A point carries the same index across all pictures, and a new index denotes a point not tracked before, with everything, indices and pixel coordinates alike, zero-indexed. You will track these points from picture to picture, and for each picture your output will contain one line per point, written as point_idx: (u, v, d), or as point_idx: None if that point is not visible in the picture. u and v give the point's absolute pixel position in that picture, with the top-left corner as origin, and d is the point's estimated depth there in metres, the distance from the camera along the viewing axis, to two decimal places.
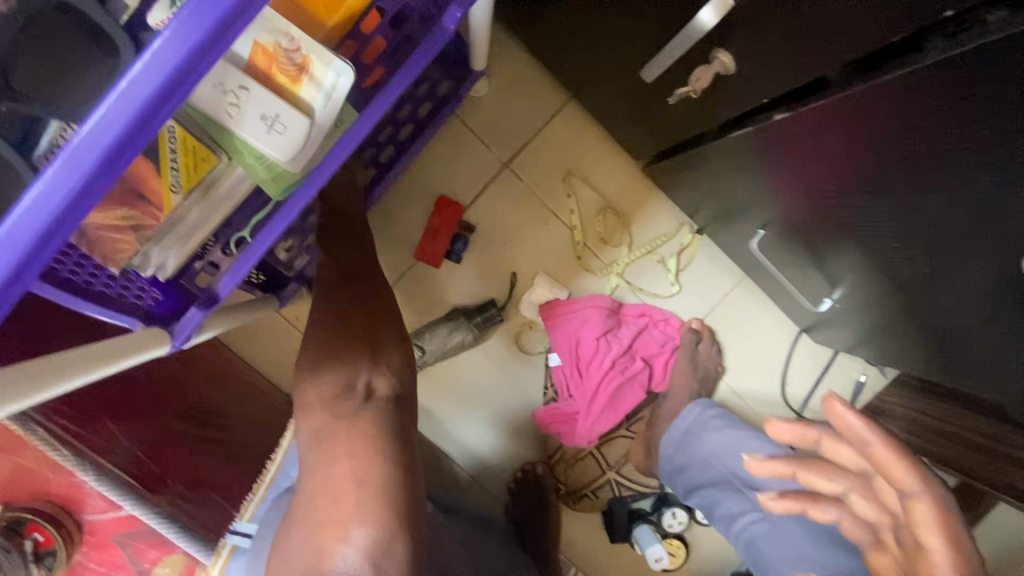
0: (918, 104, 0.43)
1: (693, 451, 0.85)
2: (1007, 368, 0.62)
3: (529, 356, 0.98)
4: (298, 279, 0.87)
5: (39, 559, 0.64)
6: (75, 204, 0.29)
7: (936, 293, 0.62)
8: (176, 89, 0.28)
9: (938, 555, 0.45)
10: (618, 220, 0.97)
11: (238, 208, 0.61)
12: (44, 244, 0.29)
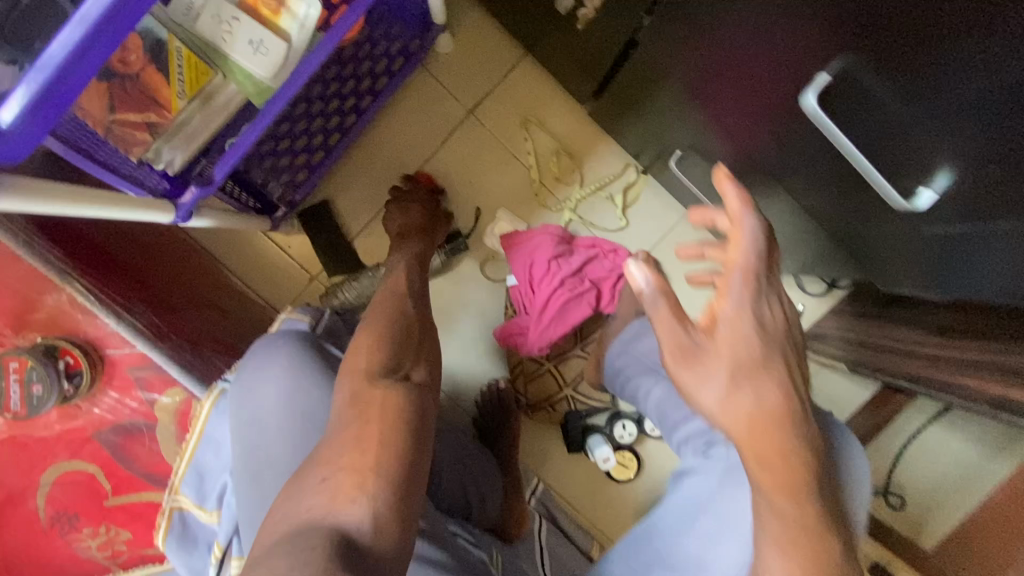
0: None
1: (628, 348, 0.96)
2: (873, 246, 0.72)
3: (492, 282, 1.11)
4: (288, 207, 1.03)
5: (69, 379, 0.66)
6: (102, 25, 0.44)
7: (809, 183, 0.72)
8: None
9: (732, 273, 0.46)
10: (570, 160, 1.10)
11: (233, 118, 0.76)
12: (97, 48, 0.44)
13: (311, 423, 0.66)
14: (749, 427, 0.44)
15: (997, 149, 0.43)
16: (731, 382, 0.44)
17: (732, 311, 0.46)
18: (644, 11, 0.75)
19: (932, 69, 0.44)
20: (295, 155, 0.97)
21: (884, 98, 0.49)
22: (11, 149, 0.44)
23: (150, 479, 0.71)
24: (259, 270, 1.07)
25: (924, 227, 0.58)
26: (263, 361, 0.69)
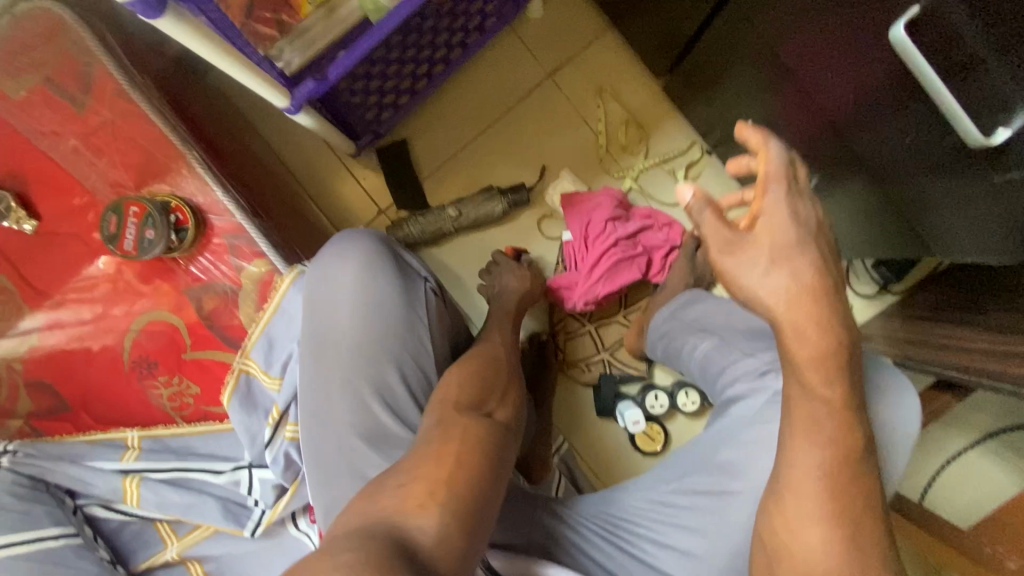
0: None
1: (680, 313, 0.92)
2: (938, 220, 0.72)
3: (546, 238, 1.16)
4: (373, 137, 1.10)
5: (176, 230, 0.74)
6: None
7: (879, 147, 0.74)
8: None
9: (770, 184, 0.48)
10: (638, 131, 1.15)
11: (348, 33, 0.82)
12: None
13: (385, 309, 0.70)
14: (787, 300, 0.46)
15: None
16: (770, 263, 0.46)
17: (783, 207, 0.47)
18: None
19: None
20: (389, 93, 1.04)
21: (974, 27, 0.50)
22: None
23: (227, 341, 0.77)
24: (332, 197, 1.14)
25: (991, 177, 0.59)
26: (343, 247, 0.72)
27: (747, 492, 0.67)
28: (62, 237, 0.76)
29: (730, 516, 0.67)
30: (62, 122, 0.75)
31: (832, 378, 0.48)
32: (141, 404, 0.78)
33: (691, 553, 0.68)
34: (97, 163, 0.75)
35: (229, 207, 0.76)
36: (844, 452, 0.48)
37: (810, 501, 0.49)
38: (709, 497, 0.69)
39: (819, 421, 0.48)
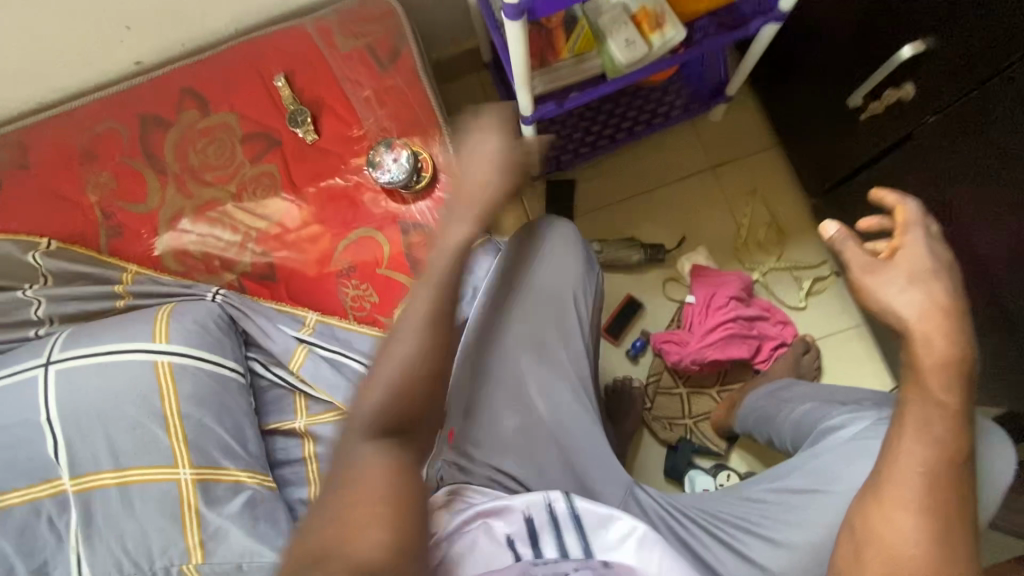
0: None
1: (785, 388, 1.00)
2: None
3: (667, 299, 1.27)
4: (551, 167, 1.30)
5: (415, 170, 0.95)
6: None
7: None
8: None
9: (908, 231, 0.66)
10: (777, 236, 1.27)
11: (584, 81, 1.05)
12: None
13: (564, 300, 0.79)
14: (922, 313, 0.63)
15: None
16: (908, 283, 0.64)
17: (917, 248, 0.65)
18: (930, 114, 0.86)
19: None
20: (582, 139, 1.27)
21: None
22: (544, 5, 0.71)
23: (414, 269, 0.93)
24: (498, 204, 1.33)
25: None
26: (543, 236, 0.81)
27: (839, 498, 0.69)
28: (327, 154, 0.98)
29: (820, 516, 0.70)
30: (365, 77, 0.99)
31: (945, 388, 0.62)
32: (329, 295, 0.94)
33: (781, 543, 0.69)
34: (376, 112, 0.98)
35: (457, 173, 0.96)
36: (941, 465, 0.61)
37: (910, 489, 0.61)
38: (803, 496, 0.71)
39: (933, 420, 0.62)
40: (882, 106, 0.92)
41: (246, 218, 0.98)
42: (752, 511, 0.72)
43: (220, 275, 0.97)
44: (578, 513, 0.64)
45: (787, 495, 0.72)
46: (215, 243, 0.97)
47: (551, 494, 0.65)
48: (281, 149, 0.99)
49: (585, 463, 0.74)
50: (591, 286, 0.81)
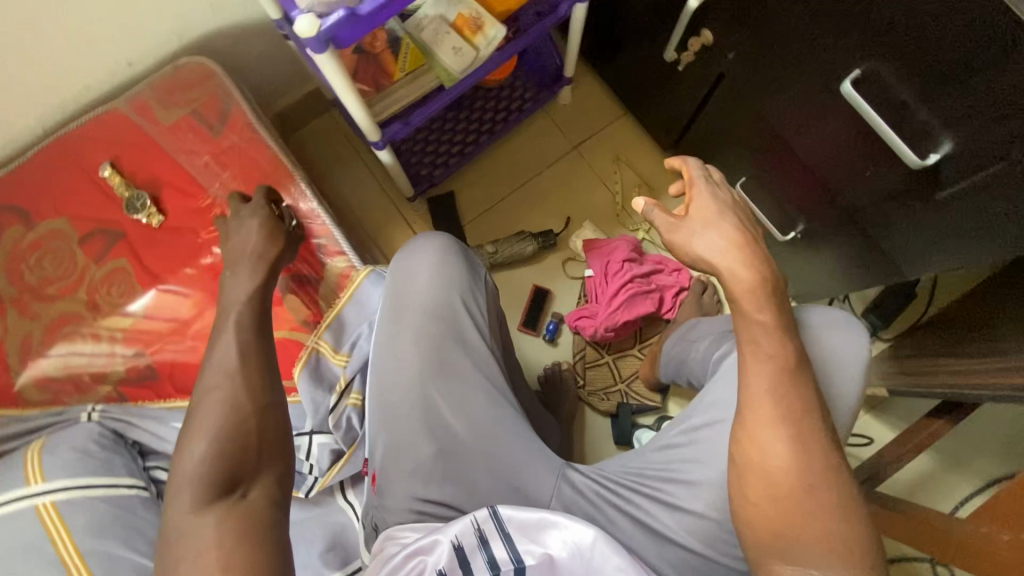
0: (805, 24, 0.77)
1: (687, 334, 1.07)
2: (896, 245, 0.88)
3: (570, 279, 1.31)
4: (426, 185, 1.30)
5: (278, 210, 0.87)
6: None
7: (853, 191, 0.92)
8: None
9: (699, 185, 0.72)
10: (649, 192, 1.36)
11: (425, 95, 1.07)
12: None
13: (454, 308, 0.79)
14: (723, 253, 0.67)
15: (985, 102, 0.63)
16: (706, 230, 0.69)
17: (709, 199, 0.71)
18: (730, 50, 0.93)
19: (933, 49, 0.65)
20: (446, 151, 1.30)
21: (897, 82, 0.70)
22: (348, 32, 0.70)
23: (305, 323, 0.89)
24: (385, 235, 1.31)
25: (934, 198, 0.76)
26: (418, 251, 0.81)
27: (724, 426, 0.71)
28: (180, 232, 0.92)
29: (717, 447, 0.71)
30: (199, 144, 0.94)
31: (757, 308, 0.66)
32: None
33: (697, 481, 0.70)
34: (220, 176, 0.94)
35: (322, 214, 0.93)
36: (786, 363, 0.65)
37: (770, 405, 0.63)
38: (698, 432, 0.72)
39: (766, 333, 0.65)
40: (693, 53, 1.00)
41: (105, 322, 0.89)
42: (663, 461, 0.74)
43: (92, 392, 0.88)
44: (505, 523, 0.64)
45: (691, 435, 0.73)
46: (77, 359, 0.88)
47: (478, 514, 0.65)
48: (127, 241, 0.91)
49: (514, 466, 0.73)
50: (477, 288, 0.82)
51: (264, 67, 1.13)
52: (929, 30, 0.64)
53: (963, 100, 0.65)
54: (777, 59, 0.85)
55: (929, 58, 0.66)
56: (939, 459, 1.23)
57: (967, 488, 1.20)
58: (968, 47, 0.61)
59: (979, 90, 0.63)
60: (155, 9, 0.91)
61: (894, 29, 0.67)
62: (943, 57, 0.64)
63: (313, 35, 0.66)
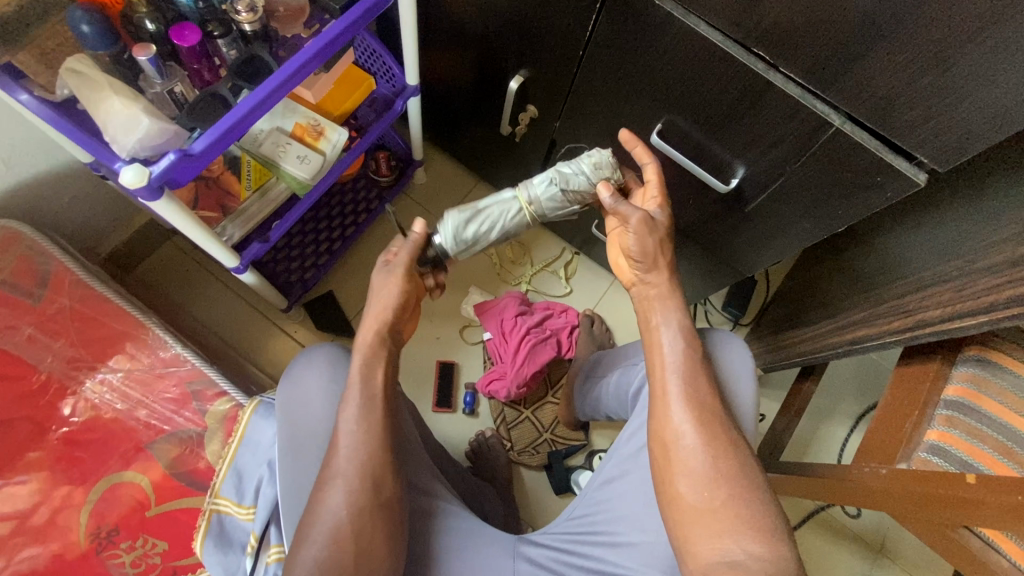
0: (595, 121, 0.97)
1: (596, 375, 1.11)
2: (736, 255, 1.02)
3: (470, 344, 1.32)
4: (301, 289, 1.24)
5: (227, 395, 0.83)
6: (252, 110, 0.70)
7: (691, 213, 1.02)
8: (292, 76, 0.72)
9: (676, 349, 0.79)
10: (521, 248, 1.43)
11: (278, 208, 1.04)
12: (242, 123, 0.70)
13: None
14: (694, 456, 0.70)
15: (747, 126, 0.76)
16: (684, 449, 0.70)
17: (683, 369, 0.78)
18: (546, 143, 1.12)
19: (695, 96, 0.78)
20: (313, 254, 1.26)
21: (690, 119, 0.82)
22: (180, 172, 0.67)
23: (195, 483, 0.79)
24: (263, 347, 1.24)
25: (752, 203, 0.88)
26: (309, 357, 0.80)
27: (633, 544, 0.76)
28: (7, 423, 0.77)
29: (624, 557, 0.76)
30: (18, 316, 0.80)
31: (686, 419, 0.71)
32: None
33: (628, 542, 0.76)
34: (54, 344, 0.81)
35: (190, 358, 0.84)
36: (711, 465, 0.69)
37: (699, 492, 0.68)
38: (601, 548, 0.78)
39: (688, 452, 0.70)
40: (523, 126, 1.10)
41: None
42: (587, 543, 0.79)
43: None
44: None
45: (627, 461, 0.80)
46: None
47: None
48: None
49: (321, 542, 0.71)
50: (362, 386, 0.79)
51: (87, 211, 1.03)
52: (675, 95, 0.80)
53: (733, 129, 0.78)
54: (575, 144, 1.06)
55: (689, 113, 0.81)
56: (816, 415, 1.43)
57: (844, 433, 1.41)
58: (713, 92, 0.75)
59: (733, 112, 0.76)
60: None
61: (652, 104, 0.85)
62: (693, 110, 0.80)
63: (145, 183, 0.63)
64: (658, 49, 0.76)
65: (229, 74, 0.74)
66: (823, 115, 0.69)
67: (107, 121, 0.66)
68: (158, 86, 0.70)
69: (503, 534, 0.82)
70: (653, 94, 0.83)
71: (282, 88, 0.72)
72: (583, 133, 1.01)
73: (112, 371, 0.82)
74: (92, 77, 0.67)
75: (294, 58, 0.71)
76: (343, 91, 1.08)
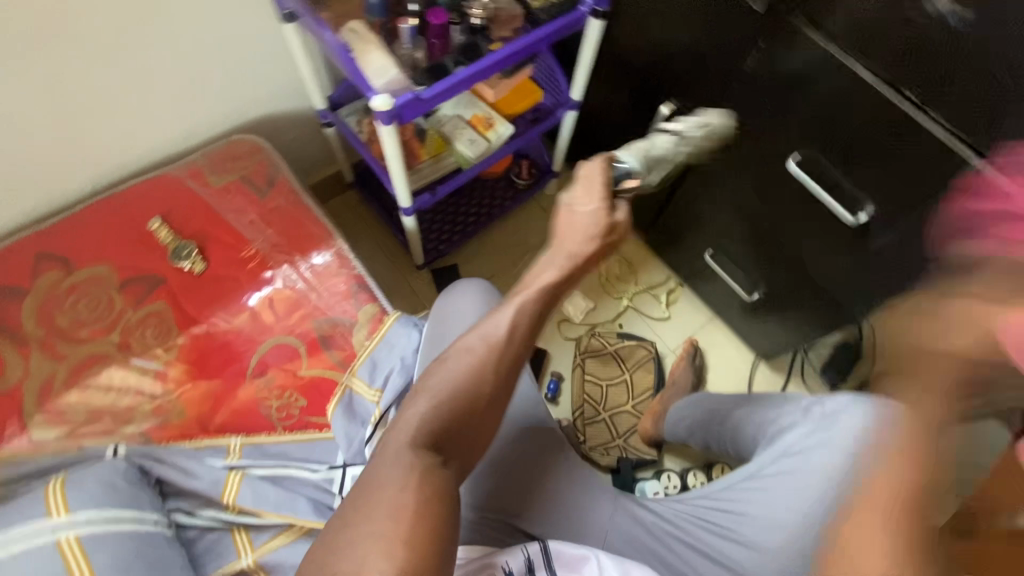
0: (732, 150, 1.08)
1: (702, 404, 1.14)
2: (853, 292, 1.05)
3: (563, 339, 1.44)
4: (435, 253, 1.42)
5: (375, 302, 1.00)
6: (466, 78, 0.90)
7: (809, 249, 1.07)
8: (502, 60, 0.93)
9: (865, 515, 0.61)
10: (629, 268, 1.52)
11: (445, 176, 1.25)
12: (459, 85, 0.90)
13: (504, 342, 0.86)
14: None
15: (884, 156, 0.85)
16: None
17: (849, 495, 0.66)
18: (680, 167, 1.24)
19: (839, 128, 0.87)
20: (451, 228, 1.44)
21: (826, 153, 0.91)
22: (407, 111, 0.88)
23: (337, 361, 0.96)
24: (393, 297, 1.43)
25: (876, 237, 0.93)
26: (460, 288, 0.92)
27: (754, 548, 0.79)
28: (220, 278, 1.00)
29: (738, 559, 0.80)
30: (247, 204, 1.04)
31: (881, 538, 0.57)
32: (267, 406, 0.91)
33: (753, 546, 0.79)
34: (265, 229, 1.04)
35: (358, 264, 1.02)
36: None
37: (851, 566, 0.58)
38: (714, 543, 0.81)
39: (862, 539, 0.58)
40: None
41: (141, 360, 0.95)
42: (699, 534, 0.82)
43: (124, 429, 0.91)
44: (553, 558, 0.73)
45: (774, 478, 0.82)
46: (106, 395, 0.92)
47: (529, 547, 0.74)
48: (168, 287, 0.98)
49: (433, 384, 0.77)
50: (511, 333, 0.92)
51: (299, 149, 1.29)
52: (820, 126, 0.90)
53: (865, 166, 0.88)
54: (708, 171, 1.17)
55: (830, 144, 0.90)
56: None
57: None
58: (853, 124, 0.85)
59: (870, 143, 0.85)
60: (221, 95, 1.08)
61: (792, 134, 0.95)
62: (829, 142, 0.90)
63: (387, 109, 0.85)
64: (810, 88, 0.88)
65: (455, 52, 0.96)
66: (963, 156, 0.77)
67: (368, 66, 0.90)
68: (407, 50, 0.94)
69: (607, 486, 0.87)
70: (797, 123, 0.93)
71: (490, 68, 0.93)
72: (719, 159, 1.12)
73: (301, 261, 1.03)
74: (366, 34, 0.92)
75: (506, 49, 0.92)
76: (516, 97, 1.29)
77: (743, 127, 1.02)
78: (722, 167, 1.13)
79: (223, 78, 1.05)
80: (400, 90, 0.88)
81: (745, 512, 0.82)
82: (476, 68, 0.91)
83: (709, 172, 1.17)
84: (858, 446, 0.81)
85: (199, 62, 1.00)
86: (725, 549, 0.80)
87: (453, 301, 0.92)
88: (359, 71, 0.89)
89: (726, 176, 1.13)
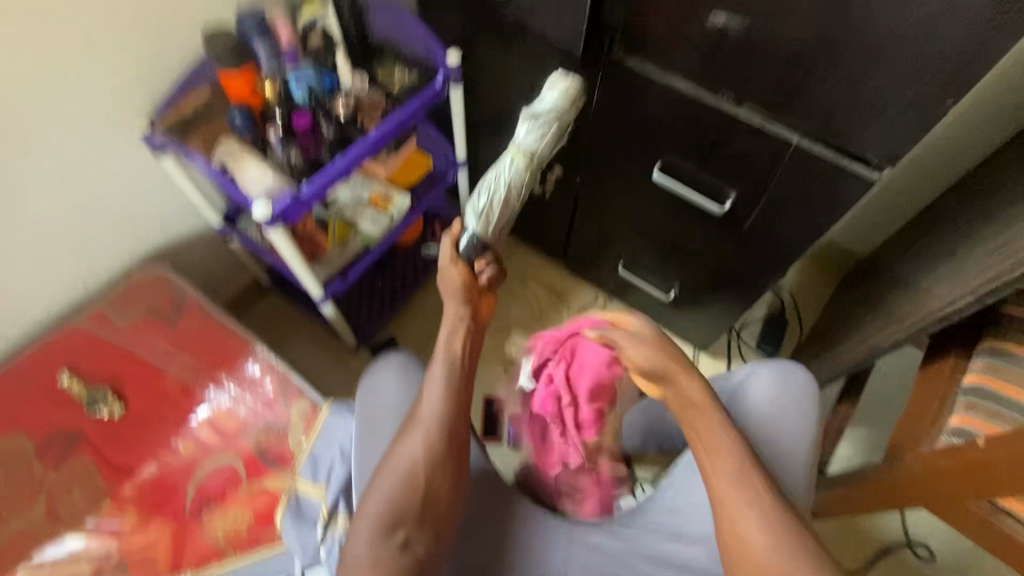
0: (607, 172, 1.17)
1: None
2: (748, 270, 1.13)
3: (513, 381, 1.46)
4: (368, 331, 1.44)
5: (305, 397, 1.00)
6: (342, 168, 0.95)
7: (700, 242, 1.16)
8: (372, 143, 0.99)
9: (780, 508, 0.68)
10: (558, 297, 1.58)
11: (355, 258, 1.28)
12: (336, 176, 0.95)
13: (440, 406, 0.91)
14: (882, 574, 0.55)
15: (725, 151, 0.94)
16: None
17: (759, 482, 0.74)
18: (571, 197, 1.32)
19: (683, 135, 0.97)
20: (378, 303, 1.46)
21: (680, 157, 1.01)
22: (291, 211, 0.92)
23: (278, 468, 0.95)
24: (336, 384, 1.43)
25: (746, 220, 1.03)
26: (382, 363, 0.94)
27: (700, 535, 0.84)
28: (143, 417, 0.99)
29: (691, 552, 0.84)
30: (158, 336, 1.04)
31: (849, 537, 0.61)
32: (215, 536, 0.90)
33: (702, 536, 0.84)
34: (181, 355, 1.03)
35: (281, 365, 1.03)
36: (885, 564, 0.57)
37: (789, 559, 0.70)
38: (669, 541, 0.85)
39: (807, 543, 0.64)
40: (551, 183, 1.30)
41: (72, 522, 0.91)
42: (652, 537, 0.87)
43: None
44: None
45: None
46: (40, 570, 0.88)
47: None
48: (88, 439, 0.96)
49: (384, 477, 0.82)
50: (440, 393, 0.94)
51: (208, 266, 1.31)
52: (667, 137, 1.00)
53: (714, 161, 0.97)
54: (594, 194, 1.25)
55: (680, 150, 1.00)
56: None
57: None
58: (692, 130, 0.95)
59: (710, 142, 0.95)
60: (112, 238, 1.09)
61: (649, 148, 1.04)
62: (680, 148, 1.00)
63: (269, 214, 0.89)
64: (647, 107, 0.98)
65: (328, 146, 1.02)
66: (784, 136, 0.87)
67: (245, 179, 0.94)
68: (282, 155, 0.99)
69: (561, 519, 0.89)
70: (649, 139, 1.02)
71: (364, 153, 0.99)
72: (600, 182, 1.21)
73: (224, 377, 1.02)
74: (238, 150, 0.96)
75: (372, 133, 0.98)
76: (407, 168, 1.36)
77: (608, 152, 1.12)
78: (605, 189, 1.21)
79: (110, 221, 1.06)
80: (280, 193, 0.92)
81: (688, 504, 0.86)
82: (349, 157, 0.96)
83: (596, 195, 1.25)
84: (771, 412, 0.86)
85: (80, 213, 1.01)
86: (681, 545, 0.84)
87: (379, 378, 0.93)
88: (238, 186, 0.93)
89: (611, 196, 1.22)
